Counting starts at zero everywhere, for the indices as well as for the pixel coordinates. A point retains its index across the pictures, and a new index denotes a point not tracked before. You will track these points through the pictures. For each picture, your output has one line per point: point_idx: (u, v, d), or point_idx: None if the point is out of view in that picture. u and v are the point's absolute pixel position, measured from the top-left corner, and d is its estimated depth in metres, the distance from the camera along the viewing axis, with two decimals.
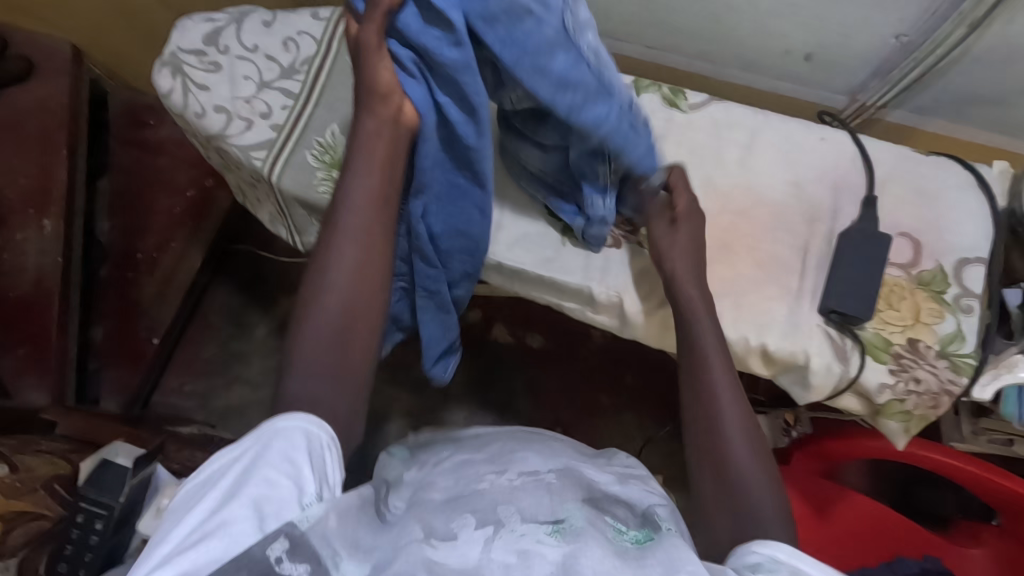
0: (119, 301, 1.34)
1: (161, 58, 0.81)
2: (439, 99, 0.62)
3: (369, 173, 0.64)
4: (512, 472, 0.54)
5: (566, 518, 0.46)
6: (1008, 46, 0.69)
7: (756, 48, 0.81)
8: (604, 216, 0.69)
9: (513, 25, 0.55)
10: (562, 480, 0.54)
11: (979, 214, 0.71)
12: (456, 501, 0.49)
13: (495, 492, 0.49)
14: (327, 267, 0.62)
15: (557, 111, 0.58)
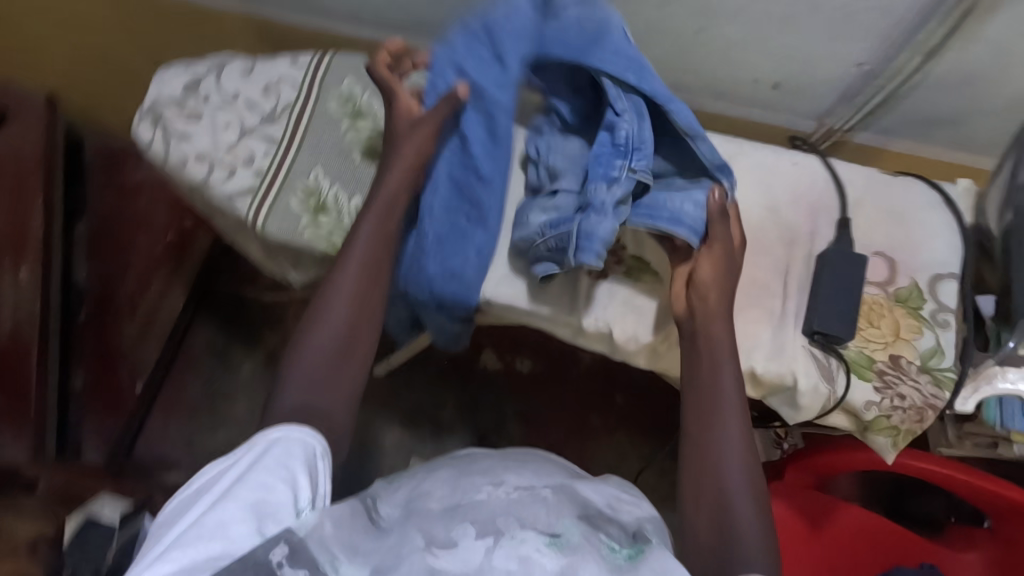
0: (96, 348, 1.29)
1: (142, 110, 0.82)
2: (472, 129, 0.71)
3: (380, 216, 0.68)
4: (508, 486, 0.59)
5: (563, 534, 0.51)
6: (963, 72, 0.73)
7: (726, 78, 0.84)
8: (606, 201, 0.64)
9: (575, 32, 0.67)
10: (558, 496, 0.59)
11: (948, 230, 0.74)
12: (456, 510, 0.54)
13: (493, 505, 0.55)
14: (330, 296, 0.63)
15: (611, 83, 0.65)
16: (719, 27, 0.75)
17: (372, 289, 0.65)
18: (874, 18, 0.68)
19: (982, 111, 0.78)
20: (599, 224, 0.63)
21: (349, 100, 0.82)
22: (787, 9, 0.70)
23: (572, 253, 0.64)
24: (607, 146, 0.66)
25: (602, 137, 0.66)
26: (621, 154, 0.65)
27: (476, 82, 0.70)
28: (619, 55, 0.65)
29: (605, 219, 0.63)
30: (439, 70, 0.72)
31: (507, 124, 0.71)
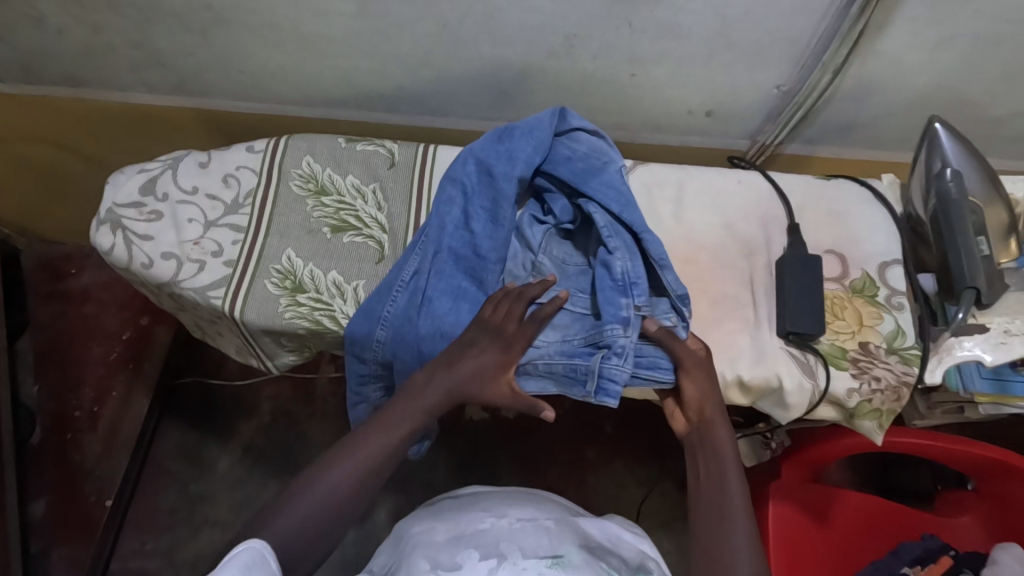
0: (59, 470, 1.23)
1: (99, 217, 0.80)
2: (472, 215, 0.78)
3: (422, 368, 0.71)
4: (511, 517, 0.71)
5: (564, 555, 0.64)
6: (867, 81, 0.82)
7: (661, 113, 0.90)
8: (625, 345, 0.69)
9: (587, 163, 0.78)
10: (561, 527, 0.70)
11: (883, 222, 0.81)
12: (460, 538, 0.68)
13: (496, 532, 0.69)
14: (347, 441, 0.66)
15: (610, 218, 0.74)
16: (651, 69, 0.82)
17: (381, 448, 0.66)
18: (784, 45, 0.77)
19: (889, 113, 0.87)
20: (614, 371, 0.69)
21: (310, 178, 0.84)
22: (708, 46, 0.78)
23: (591, 389, 0.69)
24: (606, 280, 0.72)
25: (601, 273, 0.73)
26: (622, 294, 0.71)
27: (491, 169, 0.78)
28: (618, 192, 0.76)
29: (623, 366, 0.69)
30: (461, 161, 0.80)
31: (509, 210, 0.77)
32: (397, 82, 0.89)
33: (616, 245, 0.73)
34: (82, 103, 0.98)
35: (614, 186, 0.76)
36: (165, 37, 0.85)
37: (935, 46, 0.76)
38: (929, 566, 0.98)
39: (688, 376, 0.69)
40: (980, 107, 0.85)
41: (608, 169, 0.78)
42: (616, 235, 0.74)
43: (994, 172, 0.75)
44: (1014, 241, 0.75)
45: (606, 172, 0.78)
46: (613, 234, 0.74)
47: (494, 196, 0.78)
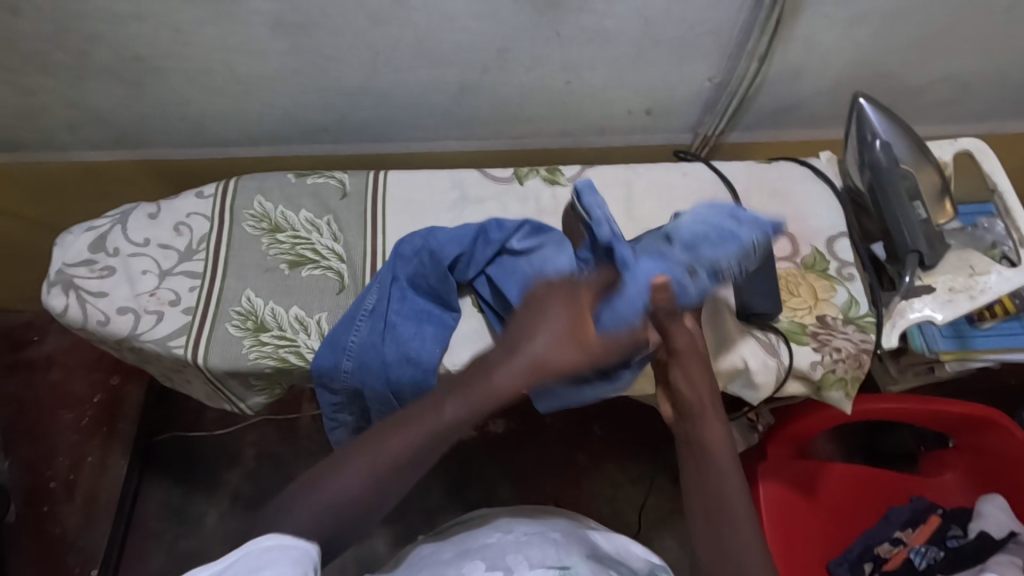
0: (40, 545, 1.18)
1: (49, 279, 0.79)
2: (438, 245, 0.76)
3: (517, 356, 0.59)
4: (518, 530, 0.71)
5: (572, 565, 0.63)
6: (791, 66, 0.85)
7: (603, 115, 0.92)
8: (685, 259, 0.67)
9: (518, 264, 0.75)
10: (567, 539, 0.69)
11: (826, 198, 0.84)
12: (466, 552, 0.69)
13: (502, 545, 0.68)
14: (391, 435, 0.56)
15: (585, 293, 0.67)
16: (584, 75, 0.85)
17: (421, 450, 0.56)
18: (707, 39, 0.80)
19: (818, 94, 0.91)
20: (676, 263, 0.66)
21: (263, 217, 0.84)
22: (636, 47, 0.81)
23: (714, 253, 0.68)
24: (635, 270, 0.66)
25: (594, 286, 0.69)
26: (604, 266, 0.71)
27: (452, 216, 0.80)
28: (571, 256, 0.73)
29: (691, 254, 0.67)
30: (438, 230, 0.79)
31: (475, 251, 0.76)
32: (340, 112, 0.89)
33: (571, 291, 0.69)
34: (23, 167, 0.97)
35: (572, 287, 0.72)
36: (100, 93, 0.85)
37: (848, 26, 0.80)
38: (919, 528, 1.01)
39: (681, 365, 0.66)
40: (901, 79, 0.89)
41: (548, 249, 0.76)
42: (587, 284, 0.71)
43: (920, 139, 0.78)
44: (950, 202, 0.77)
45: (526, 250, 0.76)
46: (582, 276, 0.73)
47: (431, 249, 0.76)
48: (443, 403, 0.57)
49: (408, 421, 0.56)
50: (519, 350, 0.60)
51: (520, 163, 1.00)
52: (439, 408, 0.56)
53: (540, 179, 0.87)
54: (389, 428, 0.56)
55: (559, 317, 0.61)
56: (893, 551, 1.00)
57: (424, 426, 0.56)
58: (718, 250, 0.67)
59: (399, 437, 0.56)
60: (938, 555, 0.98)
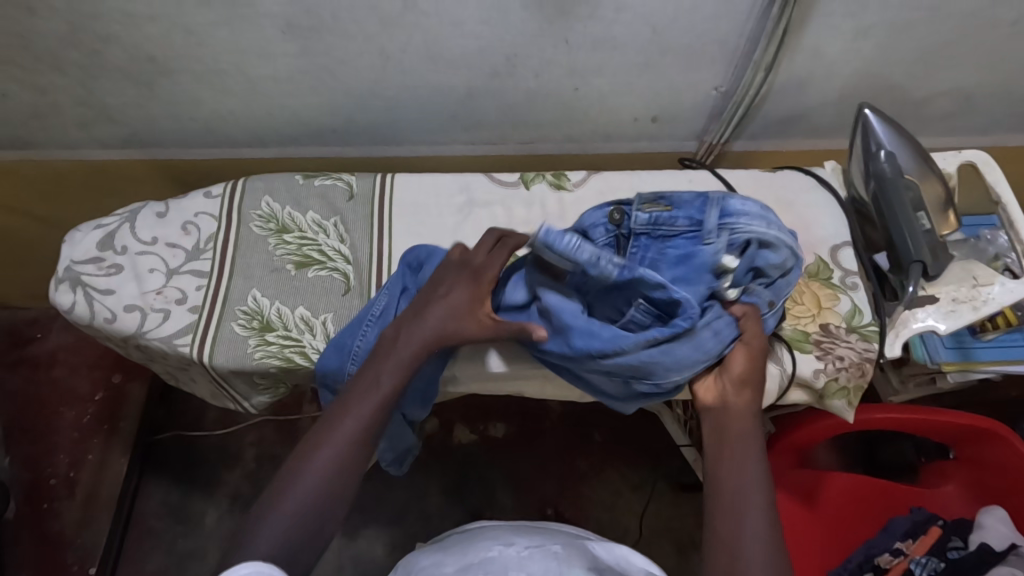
0: (39, 542, 1.18)
1: (57, 276, 0.79)
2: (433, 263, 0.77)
3: (419, 325, 0.68)
4: (519, 543, 0.71)
5: None
6: (797, 76, 0.86)
7: (610, 122, 0.93)
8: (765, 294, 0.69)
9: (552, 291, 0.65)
10: (568, 552, 0.69)
11: (830, 207, 0.85)
12: (469, 567, 0.69)
13: (504, 560, 0.68)
14: (344, 415, 0.63)
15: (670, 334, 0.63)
16: (592, 82, 0.85)
17: (372, 422, 0.63)
18: (714, 49, 0.81)
19: (824, 104, 0.91)
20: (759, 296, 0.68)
21: (270, 218, 0.84)
22: (643, 56, 0.81)
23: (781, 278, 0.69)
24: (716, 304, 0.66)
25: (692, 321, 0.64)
26: (693, 288, 0.65)
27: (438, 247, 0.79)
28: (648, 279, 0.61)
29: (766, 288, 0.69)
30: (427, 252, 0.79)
31: None
32: (349, 115, 0.90)
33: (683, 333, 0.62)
34: (33, 165, 0.98)
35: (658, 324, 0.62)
36: (111, 92, 0.86)
37: (854, 37, 0.80)
38: (919, 540, 0.99)
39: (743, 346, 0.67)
40: (906, 91, 0.90)
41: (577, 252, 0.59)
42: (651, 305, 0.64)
43: (924, 150, 0.78)
44: (953, 213, 0.78)
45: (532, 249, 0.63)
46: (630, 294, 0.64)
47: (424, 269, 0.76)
48: (379, 376, 0.66)
49: (356, 394, 0.64)
50: (422, 321, 0.68)
51: (526, 168, 1.00)
52: (377, 381, 0.65)
53: (546, 184, 0.87)
54: (345, 410, 0.63)
55: (459, 292, 0.68)
56: (894, 562, 0.99)
57: (374, 400, 0.64)
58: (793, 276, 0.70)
59: (354, 413, 0.63)
60: (939, 566, 0.97)
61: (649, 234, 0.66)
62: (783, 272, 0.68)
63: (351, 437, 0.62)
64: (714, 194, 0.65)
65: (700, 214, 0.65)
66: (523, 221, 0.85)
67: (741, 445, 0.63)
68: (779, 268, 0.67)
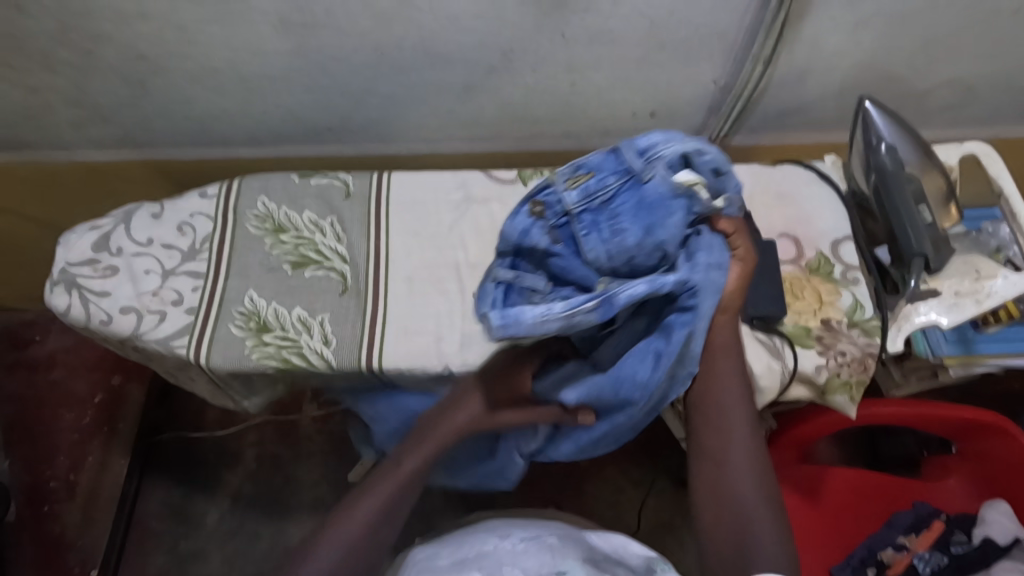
0: (39, 545, 1.18)
1: (52, 278, 0.79)
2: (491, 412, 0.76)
3: (457, 413, 0.68)
4: (515, 536, 0.71)
5: (566, 571, 0.63)
6: (796, 69, 0.85)
7: (607, 117, 0.92)
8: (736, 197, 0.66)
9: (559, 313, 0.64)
10: (564, 544, 0.68)
11: (831, 202, 0.84)
12: (464, 562, 0.68)
13: (499, 554, 0.68)
14: (363, 493, 0.65)
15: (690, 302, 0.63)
16: (589, 76, 0.84)
17: (390, 505, 0.64)
18: (712, 42, 0.80)
19: (824, 97, 0.91)
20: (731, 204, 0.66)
21: (266, 217, 0.84)
22: (641, 50, 0.81)
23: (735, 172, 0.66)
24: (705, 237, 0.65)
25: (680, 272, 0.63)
26: (669, 230, 0.61)
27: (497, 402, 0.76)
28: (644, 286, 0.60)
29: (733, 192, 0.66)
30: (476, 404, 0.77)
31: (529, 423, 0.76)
32: (344, 112, 0.89)
33: (698, 300, 0.63)
34: (28, 166, 0.97)
35: (679, 322, 0.63)
36: (105, 92, 0.85)
37: (854, 28, 0.79)
38: (922, 534, 0.99)
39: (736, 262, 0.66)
40: (906, 82, 0.89)
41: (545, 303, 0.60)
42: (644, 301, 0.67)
43: (926, 143, 0.77)
44: (954, 206, 0.77)
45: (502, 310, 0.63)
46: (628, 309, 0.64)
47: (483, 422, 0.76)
48: (402, 457, 0.67)
49: (379, 475, 0.66)
50: (459, 409, 0.68)
51: (524, 165, 1.00)
52: (398, 464, 0.66)
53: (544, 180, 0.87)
54: (366, 489, 0.65)
55: (481, 400, 0.69)
56: (896, 556, 0.98)
57: (395, 479, 0.65)
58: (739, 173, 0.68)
59: (374, 493, 0.64)
60: (942, 561, 0.96)
61: (588, 208, 0.63)
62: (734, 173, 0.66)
63: (368, 517, 0.63)
64: (621, 143, 0.64)
65: (621, 162, 0.63)
66: None
67: (724, 355, 0.66)
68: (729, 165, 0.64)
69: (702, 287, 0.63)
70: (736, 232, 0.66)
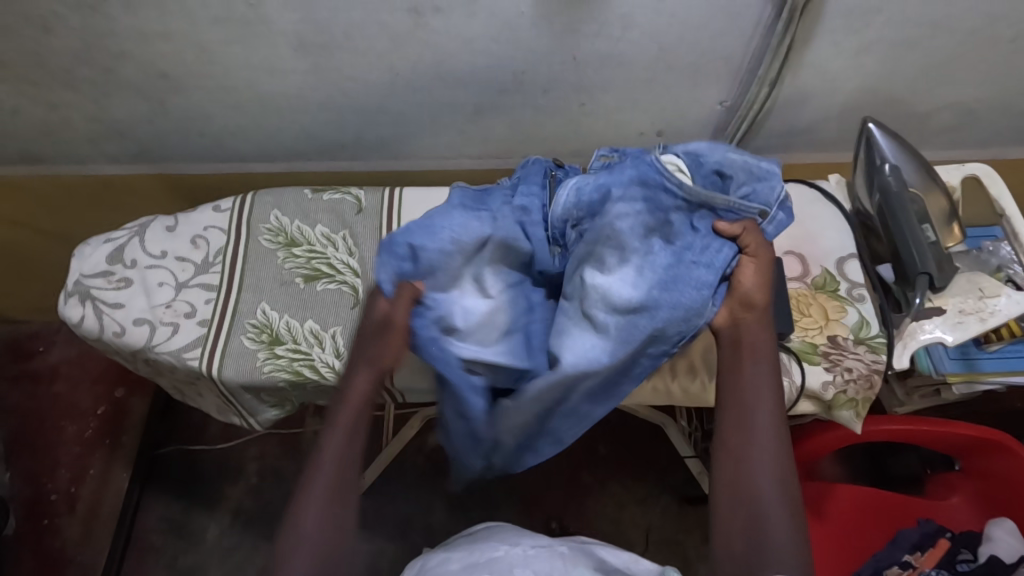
0: (38, 558, 1.17)
1: (67, 290, 0.80)
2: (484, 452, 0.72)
3: (358, 376, 0.65)
4: (525, 543, 0.70)
5: None
6: (801, 91, 0.87)
7: (614, 137, 0.94)
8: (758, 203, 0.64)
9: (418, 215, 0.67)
10: (574, 552, 0.70)
11: (835, 219, 0.85)
12: (474, 566, 0.68)
13: (510, 559, 0.68)
14: (300, 499, 0.59)
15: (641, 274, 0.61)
16: (599, 98, 0.86)
17: (334, 499, 0.59)
18: (718, 65, 0.82)
19: (827, 118, 0.92)
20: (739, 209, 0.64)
21: (279, 232, 0.85)
22: (650, 72, 0.82)
23: (761, 183, 0.64)
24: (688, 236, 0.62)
25: (646, 250, 0.62)
26: (645, 200, 0.63)
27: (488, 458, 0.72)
28: (438, 248, 0.65)
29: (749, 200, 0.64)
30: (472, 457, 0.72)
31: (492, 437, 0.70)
32: (357, 130, 0.91)
33: (648, 274, 0.61)
34: (43, 179, 0.99)
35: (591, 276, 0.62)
36: (122, 108, 0.86)
37: (857, 53, 0.82)
38: (928, 553, 0.99)
39: (750, 261, 0.63)
40: (908, 104, 0.91)
41: (410, 231, 0.66)
42: (598, 274, 0.62)
43: (928, 164, 0.79)
44: (957, 225, 0.79)
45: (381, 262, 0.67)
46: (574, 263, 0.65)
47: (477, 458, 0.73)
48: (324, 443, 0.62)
49: (310, 476, 0.60)
50: (355, 375, 0.65)
51: None
52: (318, 457, 0.60)
53: None
54: (303, 494, 0.59)
55: (371, 372, 0.65)
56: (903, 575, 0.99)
57: (325, 474, 0.60)
58: (776, 186, 0.64)
59: (315, 493, 0.59)
60: None
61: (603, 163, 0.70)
62: (749, 176, 0.64)
63: (317, 522, 0.57)
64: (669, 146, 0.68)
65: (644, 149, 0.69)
66: None
67: (756, 351, 0.63)
68: (740, 173, 0.64)
69: (651, 268, 0.61)
70: (742, 233, 0.62)
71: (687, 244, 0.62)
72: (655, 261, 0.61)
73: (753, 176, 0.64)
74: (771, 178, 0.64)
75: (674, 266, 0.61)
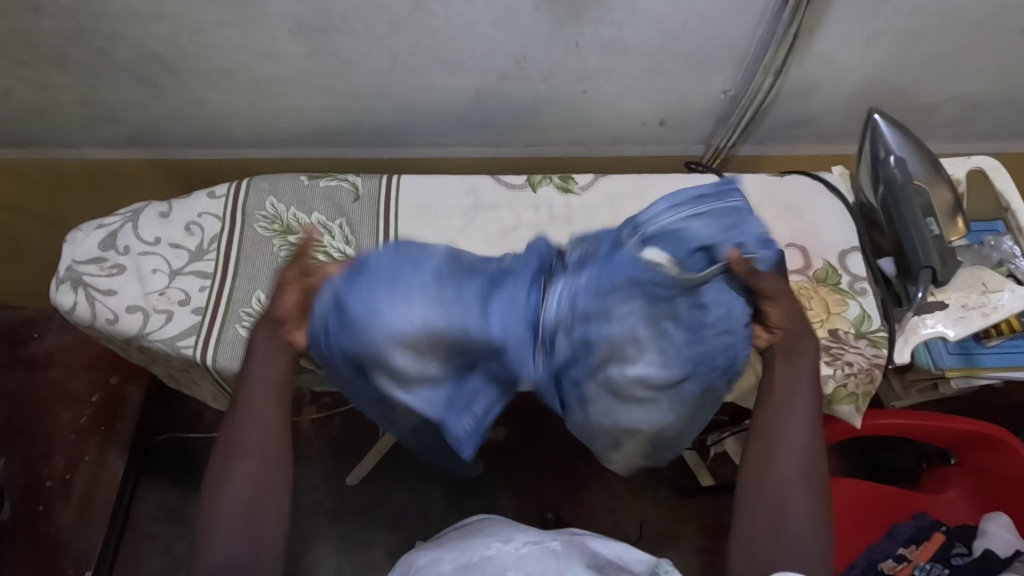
0: (33, 544, 1.17)
1: (58, 276, 0.78)
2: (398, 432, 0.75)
3: (262, 331, 0.63)
4: (518, 541, 0.69)
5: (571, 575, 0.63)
6: (806, 81, 0.86)
7: (615, 126, 0.93)
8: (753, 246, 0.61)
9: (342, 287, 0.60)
10: (567, 549, 0.68)
11: (838, 212, 0.84)
12: (468, 567, 0.67)
13: (503, 558, 0.66)
14: (227, 451, 0.58)
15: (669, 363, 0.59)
16: (600, 86, 0.85)
17: (265, 447, 0.58)
18: (723, 53, 0.80)
19: (832, 109, 0.91)
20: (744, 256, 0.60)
21: (275, 219, 0.83)
22: (653, 60, 0.81)
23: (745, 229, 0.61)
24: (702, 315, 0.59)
25: (663, 337, 0.58)
26: (636, 288, 0.58)
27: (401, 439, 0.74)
28: (359, 314, 0.57)
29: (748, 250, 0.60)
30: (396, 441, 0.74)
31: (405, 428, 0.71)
32: (355, 116, 0.89)
33: (676, 364, 0.58)
34: (34, 162, 0.97)
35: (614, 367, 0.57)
36: (114, 91, 0.85)
37: (864, 43, 0.80)
38: (923, 545, 0.98)
39: (773, 303, 0.63)
40: (914, 96, 0.90)
41: (374, 324, 0.57)
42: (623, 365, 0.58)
43: (934, 156, 0.78)
44: (961, 219, 0.78)
45: (328, 334, 0.60)
46: (590, 370, 0.58)
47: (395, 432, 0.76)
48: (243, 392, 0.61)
49: (232, 428, 0.59)
50: (258, 331, 0.64)
51: (532, 171, 1.00)
52: (240, 407, 0.60)
53: (553, 186, 0.87)
54: (225, 447, 0.59)
55: (272, 330, 0.63)
56: (898, 567, 0.98)
57: (246, 426, 0.59)
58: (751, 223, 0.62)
59: (242, 444, 0.58)
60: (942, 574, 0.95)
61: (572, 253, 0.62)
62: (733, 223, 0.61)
63: (247, 471, 0.57)
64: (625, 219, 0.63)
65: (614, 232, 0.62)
66: (531, 224, 0.85)
67: (795, 358, 0.63)
68: (720, 234, 0.60)
69: (677, 352, 0.59)
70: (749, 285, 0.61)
71: (702, 322, 0.59)
72: (674, 346, 0.58)
73: (729, 222, 0.61)
74: (749, 217, 0.62)
75: (700, 345, 0.59)
